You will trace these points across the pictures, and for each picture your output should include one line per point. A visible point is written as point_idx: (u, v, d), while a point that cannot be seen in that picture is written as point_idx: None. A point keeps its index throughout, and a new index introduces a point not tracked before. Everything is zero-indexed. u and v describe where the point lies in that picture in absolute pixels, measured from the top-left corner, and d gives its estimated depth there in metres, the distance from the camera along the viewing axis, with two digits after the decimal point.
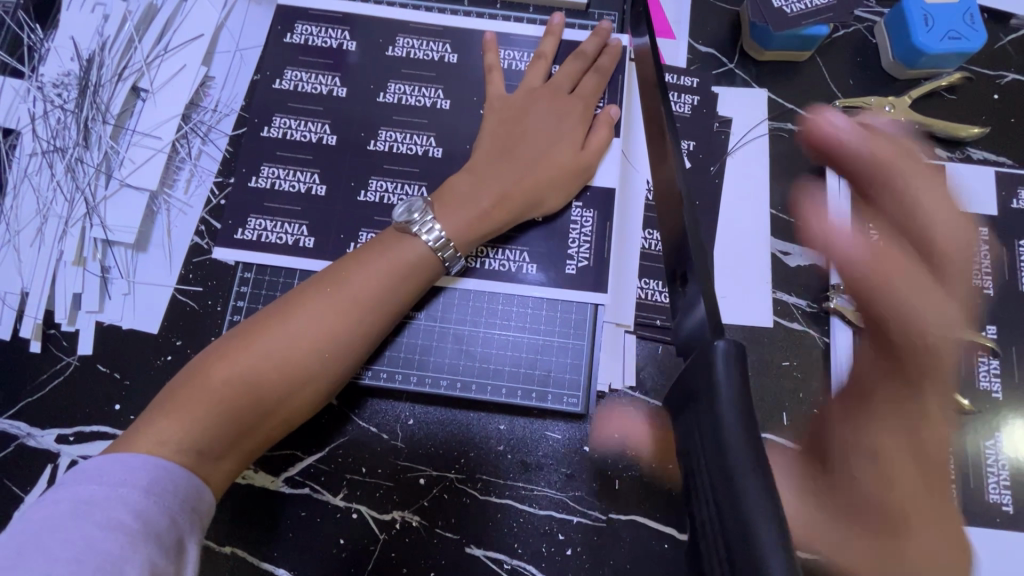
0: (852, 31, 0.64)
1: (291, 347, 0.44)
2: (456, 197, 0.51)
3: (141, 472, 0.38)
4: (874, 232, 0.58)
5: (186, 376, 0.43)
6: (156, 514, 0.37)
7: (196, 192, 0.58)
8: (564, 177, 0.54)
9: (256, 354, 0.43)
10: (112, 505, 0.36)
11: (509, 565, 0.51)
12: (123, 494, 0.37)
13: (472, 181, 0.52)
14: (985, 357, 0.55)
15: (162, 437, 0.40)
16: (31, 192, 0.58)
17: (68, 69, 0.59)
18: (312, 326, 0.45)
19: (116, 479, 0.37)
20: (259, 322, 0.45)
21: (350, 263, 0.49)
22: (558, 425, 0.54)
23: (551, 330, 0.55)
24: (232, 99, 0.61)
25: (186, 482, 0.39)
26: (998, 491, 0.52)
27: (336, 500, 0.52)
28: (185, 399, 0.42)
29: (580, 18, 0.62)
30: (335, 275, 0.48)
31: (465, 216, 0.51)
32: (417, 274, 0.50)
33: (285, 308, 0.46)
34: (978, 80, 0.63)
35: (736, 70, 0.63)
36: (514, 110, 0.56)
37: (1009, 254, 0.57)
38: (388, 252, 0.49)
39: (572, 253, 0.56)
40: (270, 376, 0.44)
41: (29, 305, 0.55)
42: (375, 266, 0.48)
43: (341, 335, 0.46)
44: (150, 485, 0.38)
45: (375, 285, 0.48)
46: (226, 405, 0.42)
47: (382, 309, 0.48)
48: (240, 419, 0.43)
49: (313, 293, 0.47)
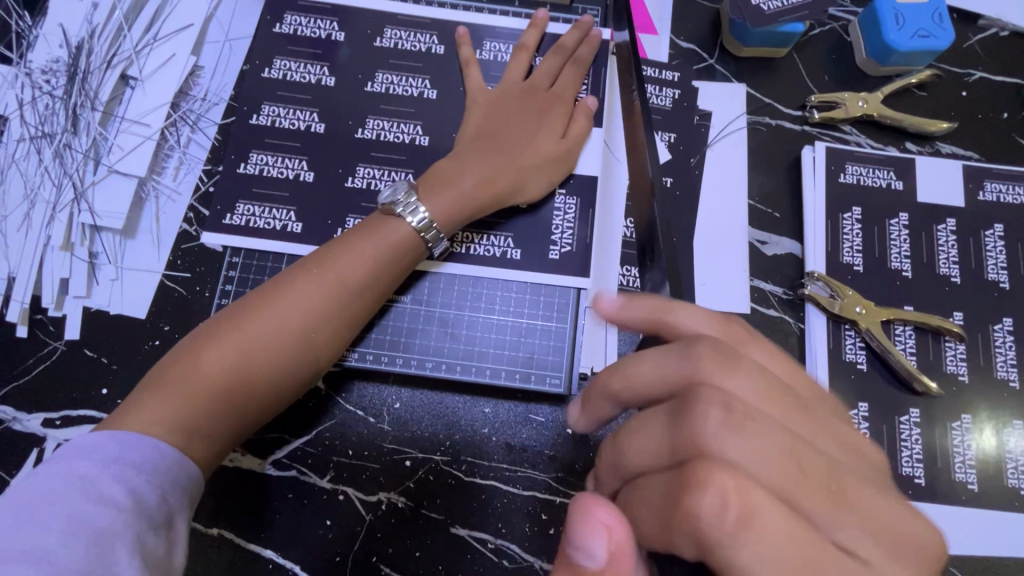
0: (827, 30, 0.66)
1: (279, 328, 0.45)
2: (443, 182, 0.52)
3: (134, 451, 0.38)
4: (846, 222, 0.60)
5: (176, 357, 0.44)
6: (149, 493, 0.37)
7: (185, 179, 0.59)
8: (548, 167, 0.55)
9: (246, 336, 0.44)
10: (106, 481, 0.36)
11: (493, 545, 0.52)
12: (117, 471, 0.37)
13: (457, 165, 0.53)
14: (952, 342, 0.57)
15: (153, 417, 0.41)
16: (18, 177, 0.58)
17: (57, 56, 0.60)
18: (301, 307, 0.46)
19: (109, 456, 0.37)
20: (247, 305, 0.46)
21: (339, 246, 0.49)
22: (541, 409, 0.55)
23: (535, 314, 0.56)
24: (221, 88, 0.61)
25: (178, 463, 0.40)
26: (963, 470, 0.54)
27: (323, 483, 0.53)
28: (175, 379, 0.42)
29: (565, 12, 0.63)
30: (322, 257, 0.49)
31: (452, 199, 0.52)
32: (405, 258, 0.51)
33: (274, 290, 0.47)
34: (947, 78, 0.65)
35: (715, 66, 0.65)
36: (499, 102, 0.57)
37: (976, 244, 0.59)
38: (375, 234, 0.50)
39: (556, 239, 0.57)
40: (260, 357, 0.44)
41: (16, 290, 0.55)
42: (361, 247, 0.49)
43: (330, 317, 0.47)
44: (143, 464, 0.38)
45: (362, 266, 0.49)
46: (216, 386, 0.43)
47: (369, 289, 0.49)
48: (231, 399, 0.43)
49: (301, 276, 0.47)
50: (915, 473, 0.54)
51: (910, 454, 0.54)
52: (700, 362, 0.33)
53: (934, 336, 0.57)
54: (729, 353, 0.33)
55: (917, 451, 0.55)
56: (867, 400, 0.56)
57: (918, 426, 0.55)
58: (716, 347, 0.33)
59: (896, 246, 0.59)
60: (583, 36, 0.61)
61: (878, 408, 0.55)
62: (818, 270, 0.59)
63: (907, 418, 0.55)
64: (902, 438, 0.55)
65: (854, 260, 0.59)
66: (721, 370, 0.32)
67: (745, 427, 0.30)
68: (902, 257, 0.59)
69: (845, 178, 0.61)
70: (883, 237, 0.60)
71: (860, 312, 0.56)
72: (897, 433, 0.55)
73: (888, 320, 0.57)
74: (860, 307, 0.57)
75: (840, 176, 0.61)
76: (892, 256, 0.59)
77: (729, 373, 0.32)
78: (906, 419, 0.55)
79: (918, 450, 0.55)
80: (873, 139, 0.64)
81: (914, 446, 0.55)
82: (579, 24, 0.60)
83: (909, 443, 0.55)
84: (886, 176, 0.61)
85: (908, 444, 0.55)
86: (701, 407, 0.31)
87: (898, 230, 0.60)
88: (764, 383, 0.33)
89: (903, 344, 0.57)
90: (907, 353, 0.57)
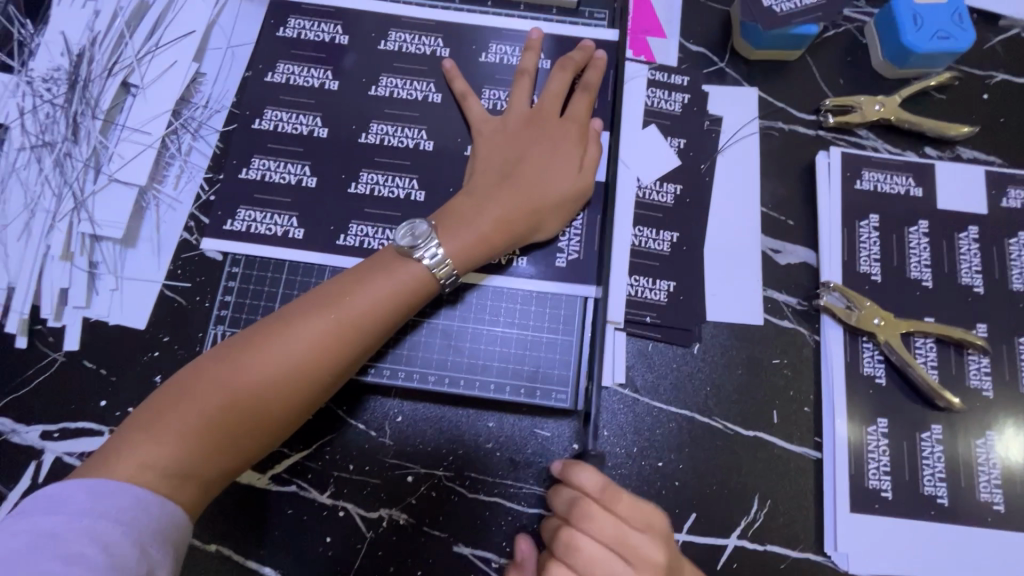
0: (842, 31, 0.64)
1: (283, 372, 0.44)
2: (457, 221, 0.51)
3: (111, 502, 0.37)
4: (863, 230, 0.58)
5: (173, 390, 0.43)
6: (123, 546, 0.36)
7: (186, 187, 0.58)
8: (562, 204, 0.53)
9: (246, 379, 0.43)
10: (76, 538, 0.35)
11: (497, 564, 0.50)
12: (89, 525, 0.36)
13: (475, 204, 0.52)
14: (976, 355, 0.54)
15: (144, 462, 0.40)
16: (19, 186, 0.57)
17: (58, 64, 0.59)
18: (306, 350, 0.45)
19: (81, 509, 0.37)
20: (250, 342, 0.45)
21: (348, 283, 0.48)
22: (547, 422, 0.53)
23: (541, 325, 0.55)
24: (222, 95, 0.60)
25: (159, 511, 0.39)
26: (989, 490, 0.52)
27: (323, 498, 0.52)
28: (170, 419, 0.42)
29: (572, 16, 0.62)
30: (332, 293, 0.47)
31: (469, 242, 0.50)
32: (412, 300, 0.49)
33: (279, 328, 0.46)
34: (968, 80, 0.63)
35: (727, 69, 0.64)
36: (508, 135, 0.55)
37: (1000, 253, 0.57)
38: (388, 273, 0.48)
39: (562, 246, 0.56)
40: (258, 399, 0.44)
41: (15, 300, 0.55)
42: (371, 286, 0.48)
43: (329, 360, 0.46)
44: (118, 515, 0.37)
45: (371, 307, 0.47)
46: (215, 430, 0.42)
47: (377, 331, 0.48)
48: (230, 442, 0.43)
49: (309, 313, 0.46)
50: (938, 493, 0.52)
51: (932, 473, 0.52)
52: (572, 512, 0.44)
53: (956, 349, 0.55)
54: (589, 507, 0.43)
55: (940, 469, 0.52)
56: (886, 415, 0.53)
57: (940, 443, 0.53)
58: (580, 500, 0.44)
59: (915, 255, 0.57)
60: (587, 59, 0.59)
61: (898, 424, 0.53)
62: (834, 280, 0.57)
63: (928, 435, 0.53)
64: (923, 456, 0.52)
65: (872, 269, 0.57)
66: (578, 519, 0.43)
67: (576, 564, 0.42)
68: (922, 266, 0.57)
69: (862, 184, 0.59)
70: (902, 245, 0.58)
71: (879, 324, 0.54)
72: (918, 451, 0.53)
73: (909, 332, 0.55)
74: (879, 318, 0.55)
75: (857, 182, 0.59)
76: (911, 266, 0.57)
77: (587, 521, 0.43)
78: (928, 436, 0.53)
79: (940, 468, 0.52)
80: (889, 144, 0.62)
81: (936, 464, 0.52)
82: (583, 48, 0.58)
83: (931, 460, 0.52)
84: (904, 182, 0.59)
85: (930, 463, 0.52)
86: (559, 546, 0.43)
87: (918, 238, 0.58)
88: (613, 533, 0.43)
89: (924, 357, 0.54)
90: (928, 367, 0.54)
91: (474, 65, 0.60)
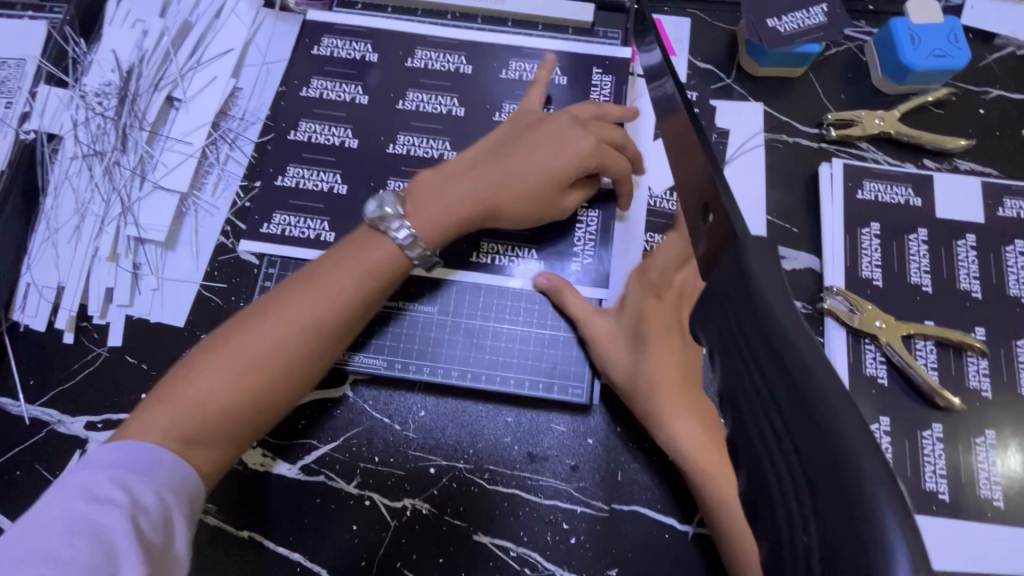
0: (844, 50, 0.68)
1: (273, 341, 0.46)
2: (432, 191, 0.53)
3: (126, 456, 0.40)
4: (865, 237, 0.61)
5: (179, 368, 0.46)
6: (146, 493, 0.39)
7: (223, 194, 0.62)
8: (533, 197, 0.55)
9: (234, 358, 0.45)
10: (104, 484, 0.38)
11: (515, 553, 0.53)
12: (112, 475, 0.39)
13: (453, 179, 0.54)
14: (974, 357, 0.57)
15: (152, 428, 0.42)
16: (71, 192, 0.61)
17: (109, 80, 0.64)
18: (294, 321, 0.47)
19: (104, 463, 0.40)
20: (244, 318, 0.47)
21: (332, 260, 0.50)
22: (562, 418, 0.56)
23: (558, 325, 0.58)
24: (258, 108, 0.64)
25: (173, 465, 0.41)
26: (989, 487, 0.54)
27: (350, 488, 0.55)
28: (175, 393, 0.44)
29: (587, 35, 0.66)
30: (317, 269, 0.50)
31: (435, 212, 0.52)
32: (390, 271, 0.51)
33: (269, 302, 0.48)
34: (964, 96, 0.66)
35: (733, 85, 0.67)
36: (517, 129, 0.58)
37: (997, 260, 0.60)
38: (366, 247, 0.50)
39: (578, 250, 0.60)
40: (252, 367, 0.45)
41: (64, 299, 0.58)
42: (352, 261, 0.50)
43: (317, 328, 0.47)
44: (136, 467, 0.40)
45: (352, 279, 0.49)
46: (214, 399, 0.44)
47: (360, 302, 0.49)
48: (227, 411, 0.44)
49: (296, 289, 0.48)
50: (939, 489, 0.54)
51: (934, 469, 0.54)
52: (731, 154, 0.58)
53: (955, 351, 0.57)
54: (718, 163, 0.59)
55: (941, 467, 0.54)
56: (889, 414, 0.56)
57: (941, 441, 0.55)
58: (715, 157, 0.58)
59: (915, 261, 0.60)
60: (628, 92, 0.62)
61: (901, 422, 0.56)
62: (837, 285, 0.59)
63: (929, 433, 0.55)
64: (925, 453, 0.55)
65: (873, 274, 0.60)
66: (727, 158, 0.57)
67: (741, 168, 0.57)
68: (921, 272, 0.60)
69: (863, 194, 0.62)
70: (902, 252, 0.60)
71: (880, 326, 0.57)
72: (920, 448, 0.55)
73: (909, 334, 0.57)
74: (880, 321, 0.57)
75: (858, 192, 0.62)
76: (911, 272, 0.60)
77: None
78: (929, 434, 0.55)
79: (941, 465, 0.54)
80: (890, 156, 0.65)
81: (938, 461, 0.54)
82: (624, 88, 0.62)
83: (932, 458, 0.55)
84: (904, 192, 0.62)
85: (932, 460, 0.54)
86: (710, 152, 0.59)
87: (917, 245, 0.60)
88: None
89: (924, 359, 0.57)
90: (929, 368, 0.57)
91: (495, 81, 0.63)
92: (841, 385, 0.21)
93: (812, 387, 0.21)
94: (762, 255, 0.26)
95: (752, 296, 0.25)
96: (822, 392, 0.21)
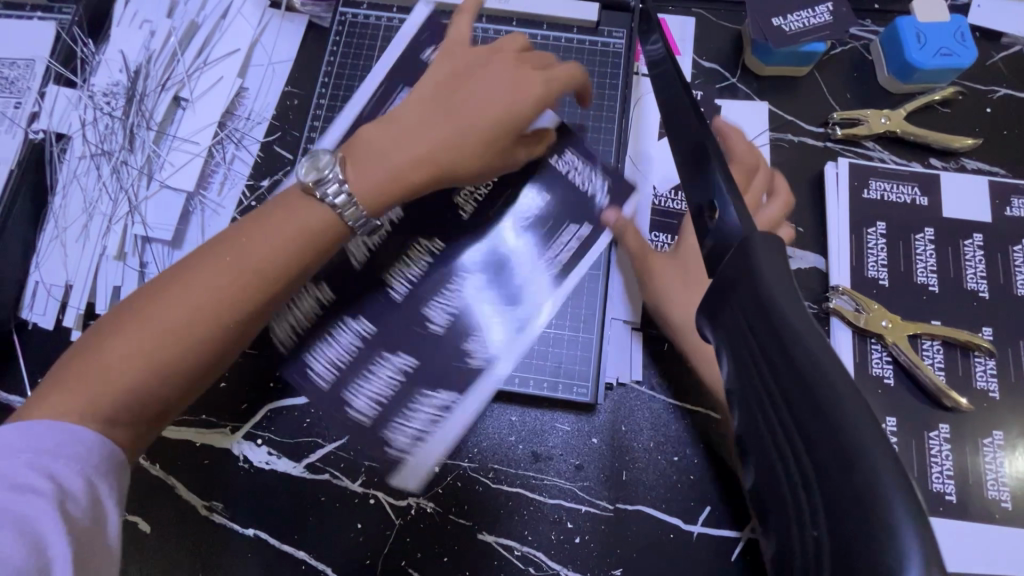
0: (849, 49, 0.68)
1: (188, 311, 0.41)
2: (370, 155, 0.48)
3: (46, 437, 0.37)
4: (871, 237, 0.60)
5: (86, 342, 0.41)
6: (72, 479, 0.36)
7: (229, 193, 0.62)
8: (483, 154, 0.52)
9: (148, 332, 0.40)
10: (21, 470, 0.35)
11: (520, 552, 0.53)
12: (29, 459, 0.36)
13: (391, 141, 0.49)
14: (982, 357, 0.56)
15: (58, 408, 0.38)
16: (79, 192, 0.62)
17: (117, 80, 0.64)
18: (209, 290, 0.42)
19: (12, 448, 0.36)
20: (156, 287, 0.42)
21: (252, 226, 0.45)
22: (567, 418, 0.56)
23: (563, 323, 0.58)
24: (264, 108, 0.65)
25: (97, 449, 0.38)
26: (997, 488, 0.53)
27: (355, 486, 0.55)
28: (82, 370, 0.39)
29: (591, 35, 0.66)
30: (235, 235, 0.44)
31: (378, 178, 0.47)
32: (321, 237, 0.45)
33: (183, 270, 0.43)
34: (971, 95, 0.66)
35: (738, 84, 0.67)
36: (446, 79, 0.52)
37: (1004, 260, 0.59)
38: (289, 212, 0.45)
39: (573, 222, 0.59)
40: (168, 339, 0.40)
41: (73, 297, 0.59)
42: (277, 228, 0.44)
43: (239, 298, 0.42)
44: (56, 449, 0.37)
45: (278, 245, 0.44)
46: (128, 373, 0.39)
47: (288, 270, 0.44)
48: (144, 385, 0.40)
49: (210, 256, 0.43)
50: (946, 489, 0.53)
51: (941, 470, 0.54)
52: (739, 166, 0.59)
53: (963, 351, 0.57)
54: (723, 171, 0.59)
55: (948, 467, 0.54)
56: (895, 414, 0.55)
57: (948, 441, 0.55)
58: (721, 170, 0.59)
59: (921, 261, 0.60)
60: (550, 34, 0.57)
61: (908, 423, 0.55)
62: (842, 285, 0.59)
63: (936, 434, 0.55)
64: (932, 453, 0.54)
65: (880, 274, 0.59)
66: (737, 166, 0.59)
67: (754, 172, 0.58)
68: (928, 271, 0.59)
69: (869, 194, 0.62)
70: (908, 252, 0.60)
71: (887, 326, 0.57)
72: (927, 449, 0.54)
73: (916, 335, 0.57)
74: (886, 321, 0.57)
75: (864, 191, 0.62)
76: (918, 271, 0.59)
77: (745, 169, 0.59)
78: (936, 434, 0.55)
79: (948, 466, 0.54)
80: (896, 155, 0.64)
81: (945, 462, 0.54)
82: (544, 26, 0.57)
83: (939, 458, 0.54)
84: (911, 192, 0.62)
85: (939, 460, 0.54)
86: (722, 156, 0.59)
87: (924, 245, 0.60)
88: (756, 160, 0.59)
89: (931, 359, 0.57)
90: (935, 368, 0.56)
91: None
92: (852, 389, 0.23)
93: (822, 388, 0.23)
94: (772, 261, 0.28)
95: (761, 290, 0.27)
96: (830, 391, 0.23)
